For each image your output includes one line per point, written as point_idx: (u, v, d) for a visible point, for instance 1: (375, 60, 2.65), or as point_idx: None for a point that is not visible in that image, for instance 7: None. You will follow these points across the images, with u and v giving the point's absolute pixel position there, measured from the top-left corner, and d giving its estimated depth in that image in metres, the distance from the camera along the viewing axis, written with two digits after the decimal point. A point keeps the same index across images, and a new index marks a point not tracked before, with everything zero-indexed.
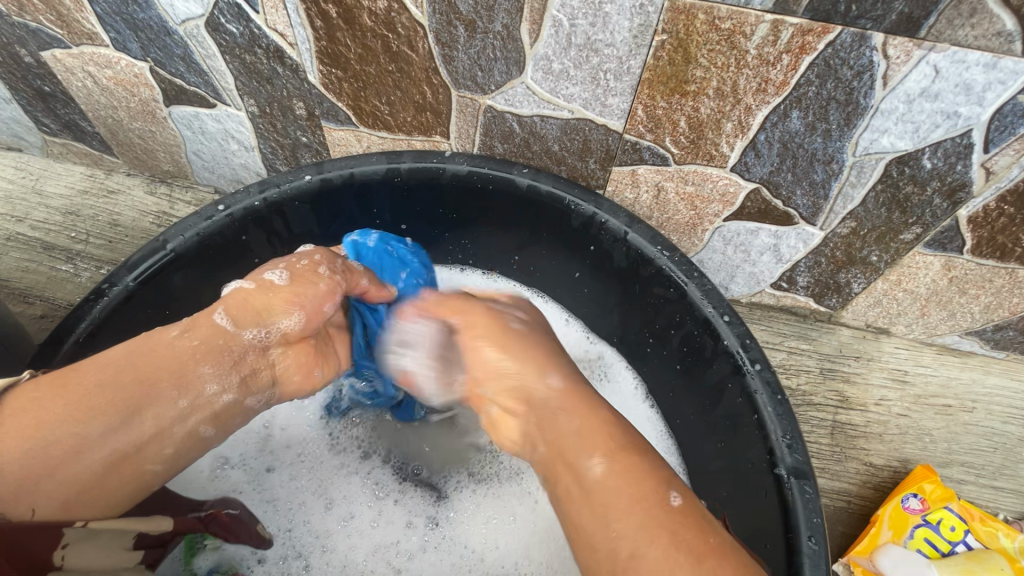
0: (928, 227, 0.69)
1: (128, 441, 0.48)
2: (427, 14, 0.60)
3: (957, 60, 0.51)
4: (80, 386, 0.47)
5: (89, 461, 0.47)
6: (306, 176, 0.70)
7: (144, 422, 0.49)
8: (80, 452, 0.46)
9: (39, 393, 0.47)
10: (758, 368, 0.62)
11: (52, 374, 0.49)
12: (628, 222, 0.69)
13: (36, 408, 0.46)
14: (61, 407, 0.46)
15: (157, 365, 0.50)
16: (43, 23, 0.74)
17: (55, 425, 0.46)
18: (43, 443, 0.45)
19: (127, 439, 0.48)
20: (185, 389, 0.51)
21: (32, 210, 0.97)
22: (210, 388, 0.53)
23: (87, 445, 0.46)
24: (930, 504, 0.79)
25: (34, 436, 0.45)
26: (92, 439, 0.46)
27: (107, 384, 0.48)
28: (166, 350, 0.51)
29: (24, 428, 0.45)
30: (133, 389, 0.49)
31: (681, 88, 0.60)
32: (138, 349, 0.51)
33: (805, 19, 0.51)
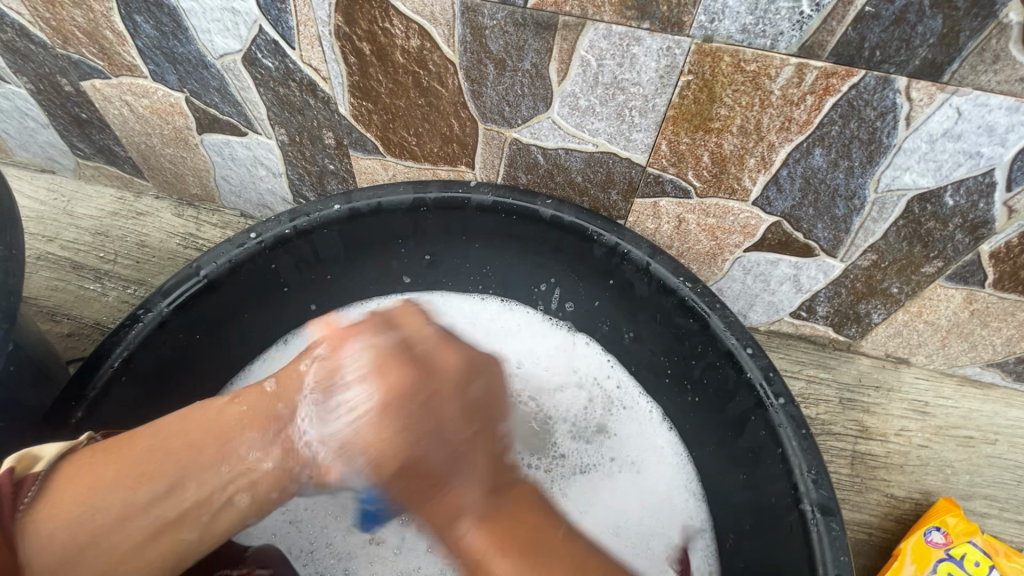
0: (949, 261, 0.69)
1: (170, 508, 0.52)
2: (458, 52, 0.62)
3: (980, 103, 0.52)
4: (133, 453, 0.53)
5: (130, 527, 0.51)
6: (336, 206, 0.72)
7: (185, 490, 0.53)
8: (125, 520, 0.50)
9: (94, 458, 0.52)
10: (782, 402, 0.62)
11: (108, 441, 0.54)
12: (651, 252, 0.70)
13: (90, 474, 0.51)
14: (112, 471, 0.51)
15: (202, 428, 0.55)
16: (86, 55, 0.76)
17: (104, 489, 0.51)
18: (92, 509, 0.50)
19: (168, 506, 0.52)
20: (226, 453, 0.55)
21: (62, 230, 0.99)
22: (249, 454, 0.55)
23: (131, 514, 0.51)
24: (953, 538, 0.77)
25: (85, 499, 0.50)
26: (135, 507, 0.51)
27: (155, 453, 0.53)
28: (218, 415, 0.56)
29: (74, 494, 0.50)
30: (179, 455, 0.53)
31: (705, 125, 0.62)
32: (194, 413, 0.56)
33: (830, 63, 0.53)
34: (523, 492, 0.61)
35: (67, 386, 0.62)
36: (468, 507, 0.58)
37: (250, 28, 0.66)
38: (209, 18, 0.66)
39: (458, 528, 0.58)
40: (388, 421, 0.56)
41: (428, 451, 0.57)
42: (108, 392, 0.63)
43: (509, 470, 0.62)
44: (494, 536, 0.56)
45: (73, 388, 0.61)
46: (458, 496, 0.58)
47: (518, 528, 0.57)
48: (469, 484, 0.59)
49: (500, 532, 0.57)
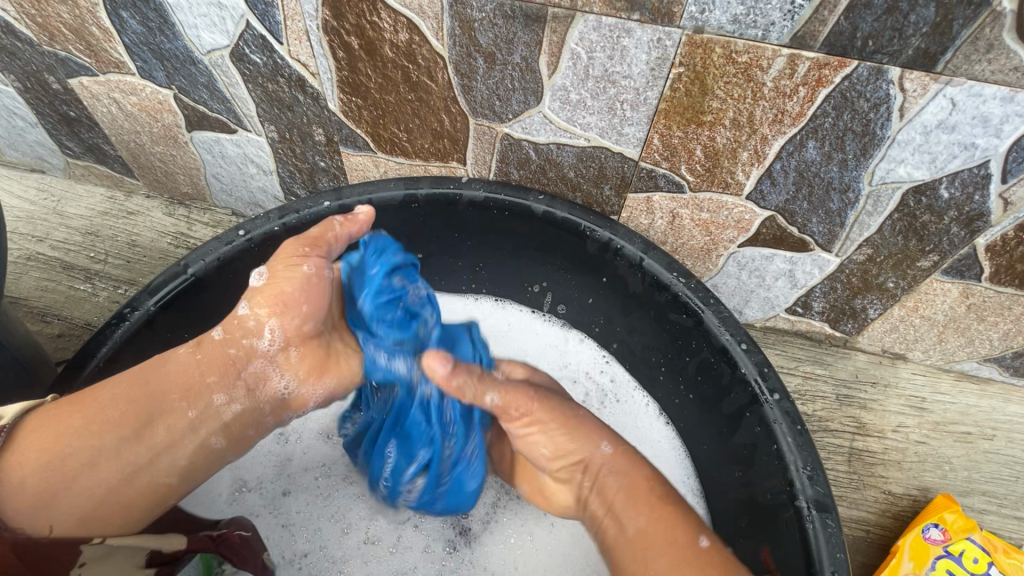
0: (945, 255, 0.69)
1: (140, 452, 0.55)
2: (447, 46, 0.61)
3: (975, 94, 0.51)
4: (96, 402, 0.54)
5: (104, 469, 0.53)
6: (325, 203, 0.71)
7: (154, 434, 0.56)
8: (94, 464, 0.53)
9: (56, 411, 0.54)
10: (777, 398, 0.62)
11: (70, 397, 0.55)
12: (644, 248, 0.70)
13: (54, 423, 0.53)
14: (78, 420, 0.53)
15: (164, 381, 0.57)
16: (73, 52, 0.76)
17: (71, 437, 0.53)
18: (62, 453, 0.52)
19: (136, 450, 0.55)
20: (192, 400, 0.58)
21: (53, 230, 0.99)
22: (215, 400, 0.59)
23: (100, 458, 0.53)
24: (951, 534, 0.77)
25: (54, 447, 0.52)
26: (104, 452, 0.53)
27: (117, 402, 0.55)
28: (173, 368, 0.58)
29: (41, 443, 0.52)
30: (146, 404, 0.56)
31: (698, 118, 0.61)
32: (149, 368, 0.58)
33: (822, 53, 0.52)
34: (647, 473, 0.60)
35: (52, 384, 0.60)
36: (610, 469, 0.59)
37: (238, 23, 0.65)
38: (196, 13, 0.65)
39: (609, 490, 0.58)
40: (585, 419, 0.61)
41: (591, 425, 0.61)
42: None
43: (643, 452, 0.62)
44: (642, 506, 0.56)
45: (58, 387, 0.60)
46: (609, 463, 0.60)
47: (672, 508, 0.56)
48: (602, 445, 0.60)
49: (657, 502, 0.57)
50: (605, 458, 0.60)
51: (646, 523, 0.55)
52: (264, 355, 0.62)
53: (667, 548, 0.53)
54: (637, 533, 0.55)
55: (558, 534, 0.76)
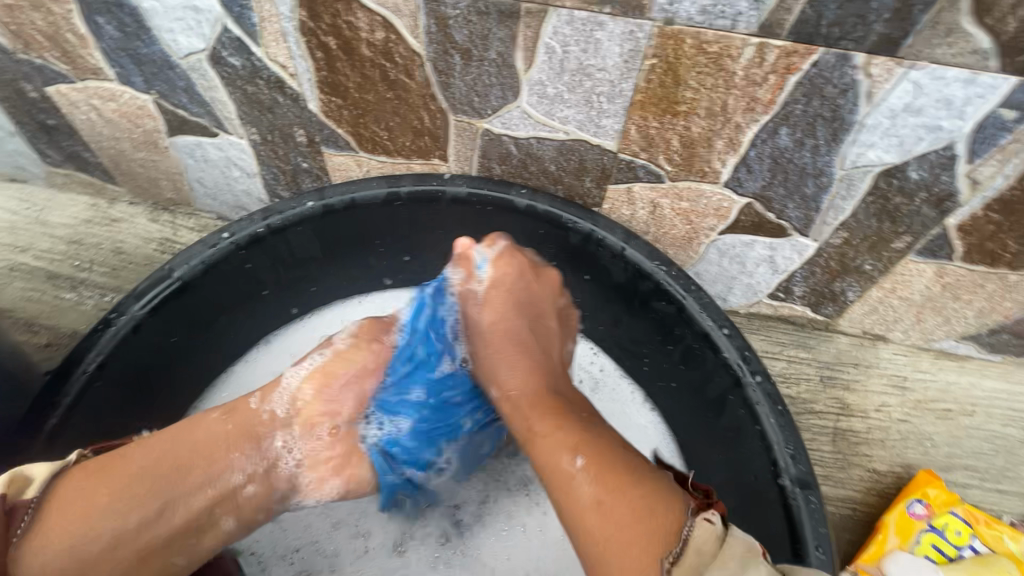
0: (918, 236, 0.70)
1: (161, 532, 0.53)
2: (424, 43, 0.62)
3: (938, 77, 0.53)
4: (124, 474, 0.53)
5: (123, 554, 0.52)
6: (309, 203, 0.71)
7: (177, 513, 0.54)
8: (115, 547, 0.51)
9: (83, 483, 0.52)
10: (759, 379, 0.63)
11: (95, 463, 0.54)
12: (626, 238, 0.71)
13: (82, 503, 0.51)
14: (103, 497, 0.52)
15: (193, 453, 0.56)
16: (49, 59, 0.75)
17: (99, 518, 0.51)
18: (81, 540, 0.50)
19: (160, 529, 0.53)
20: (216, 477, 0.56)
21: (36, 240, 0.98)
22: (236, 478, 0.58)
23: (121, 542, 0.52)
24: (935, 509, 0.79)
25: (78, 528, 0.50)
26: (125, 536, 0.52)
27: (145, 478, 0.53)
28: (203, 437, 0.58)
29: (65, 526, 0.50)
30: (170, 482, 0.54)
31: (673, 108, 0.62)
32: (179, 436, 0.57)
33: (790, 41, 0.53)
34: (532, 390, 0.61)
35: (42, 391, 0.61)
36: (521, 397, 0.61)
37: (214, 25, 0.65)
38: (172, 17, 0.65)
39: (512, 411, 0.61)
40: (512, 353, 0.64)
41: (501, 336, 0.66)
42: (82, 399, 0.62)
43: (558, 395, 0.61)
44: (546, 412, 0.58)
45: (47, 394, 0.60)
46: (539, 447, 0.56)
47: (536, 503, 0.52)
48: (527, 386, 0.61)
49: (548, 403, 0.59)
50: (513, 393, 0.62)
51: (596, 491, 0.50)
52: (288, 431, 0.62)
53: (555, 466, 0.53)
54: (540, 434, 0.56)
55: (548, 523, 0.78)
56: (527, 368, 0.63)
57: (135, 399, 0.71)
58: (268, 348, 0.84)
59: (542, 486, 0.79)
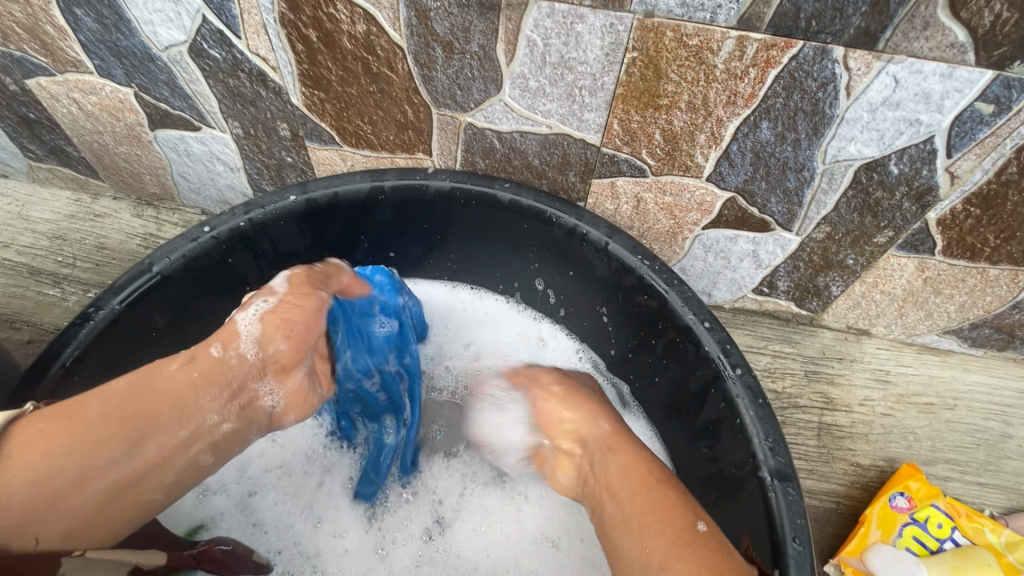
0: (899, 230, 0.71)
1: (129, 471, 0.51)
2: (405, 36, 0.62)
3: (915, 71, 0.53)
4: (84, 417, 0.50)
5: (90, 491, 0.49)
6: (291, 196, 0.71)
7: (147, 451, 0.52)
8: (82, 484, 0.49)
9: (44, 423, 0.50)
10: (740, 372, 0.64)
11: (56, 404, 0.51)
12: (609, 232, 0.71)
13: (41, 440, 0.49)
14: (62, 437, 0.49)
15: (157, 397, 0.53)
16: (28, 52, 0.75)
17: (60, 457, 0.48)
18: (46, 475, 0.48)
19: (126, 469, 0.51)
20: (187, 418, 0.54)
21: (18, 235, 0.97)
22: (210, 418, 0.56)
23: (88, 477, 0.49)
24: (917, 502, 0.80)
25: (40, 466, 0.48)
26: (92, 471, 0.49)
27: (109, 419, 0.51)
28: (167, 383, 0.54)
29: (24, 460, 0.48)
30: (137, 420, 0.52)
31: (654, 102, 0.62)
32: (139, 382, 0.54)
33: (769, 35, 0.53)
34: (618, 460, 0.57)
35: (19, 386, 0.60)
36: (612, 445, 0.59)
37: (194, 17, 0.65)
38: (151, 9, 0.65)
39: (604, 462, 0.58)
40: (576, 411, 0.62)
41: (584, 406, 0.62)
42: (60, 391, 0.62)
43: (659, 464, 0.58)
44: (639, 481, 0.55)
45: (24, 388, 0.60)
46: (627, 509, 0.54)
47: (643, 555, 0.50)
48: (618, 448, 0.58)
49: (650, 476, 0.55)
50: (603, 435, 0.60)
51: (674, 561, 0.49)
52: (259, 368, 0.59)
53: (664, 530, 0.51)
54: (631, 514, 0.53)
55: (529, 510, 0.78)
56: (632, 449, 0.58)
57: None
58: None
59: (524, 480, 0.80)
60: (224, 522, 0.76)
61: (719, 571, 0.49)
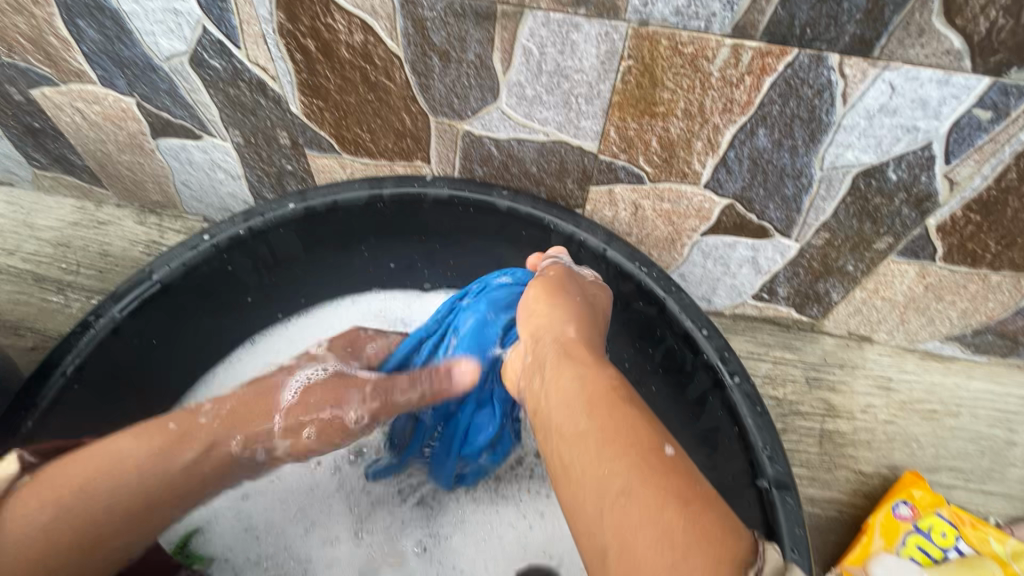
0: (899, 237, 0.70)
1: (137, 537, 0.56)
2: (402, 45, 0.62)
3: (912, 77, 0.53)
4: (112, 491, 0.53)
5: (98, 558, 0.54)
6: (291, 205, 0.71)
7: (155, 520, 0.57)
8: (92, 554, 0.53)
9: (67, 491, 0.52)
10: (738, 380, 0.63)
11: (74, 467, 0.53)
12: (607, 239, 0.71)
13: (66, 513, 0.51)
14: (88, 512, 0.52)
15: (182, 473, 0.58)
16: (32, 63, 0.76)
17: (80, 528, 0.52)
18: (64, 549, 0.51)
19: (133, 536, 0.56)
20: (194, 489, 0.59)
21: (23, 243, 0.98)
22: (212, 488, 0.62)
23: (100, 546, 0.53)
24: (920, 510, 0.79)
25: (60, 541, 0.51)
26: (105, 541, 0.53)
27: (130, 495, 0.54)
28: (191, 454, 0.59)
29: (45, 534, 0.50)
30: (156, 495, 0.56)
31: (650, 109, 0.62)
32: (167, 448, 0.57)
33: (764, 42, 0.53)
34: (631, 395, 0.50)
35: (18, 394, 0.61)
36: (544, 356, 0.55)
37: (194, 28, 0.65)
38: (152, 20, 0.66)
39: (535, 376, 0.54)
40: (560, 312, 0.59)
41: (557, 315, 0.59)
42: (59, 400, 0.62)
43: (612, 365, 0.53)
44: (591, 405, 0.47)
45: (23, 397, 0.60)
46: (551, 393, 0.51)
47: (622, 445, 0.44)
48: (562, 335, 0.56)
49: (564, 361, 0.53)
50: (554, 346, 0.55)
51: (633, 483, 0.41)
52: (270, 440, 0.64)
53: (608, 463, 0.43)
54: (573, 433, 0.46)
55: (527, 535, 0.78)
56: (578, 339, 0.56)
57: (113, 401, 0.70)
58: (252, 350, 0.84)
59: (531, 499, 0.79)
60: (217, 526, 0.77)
61: (682, 498, 0.40)
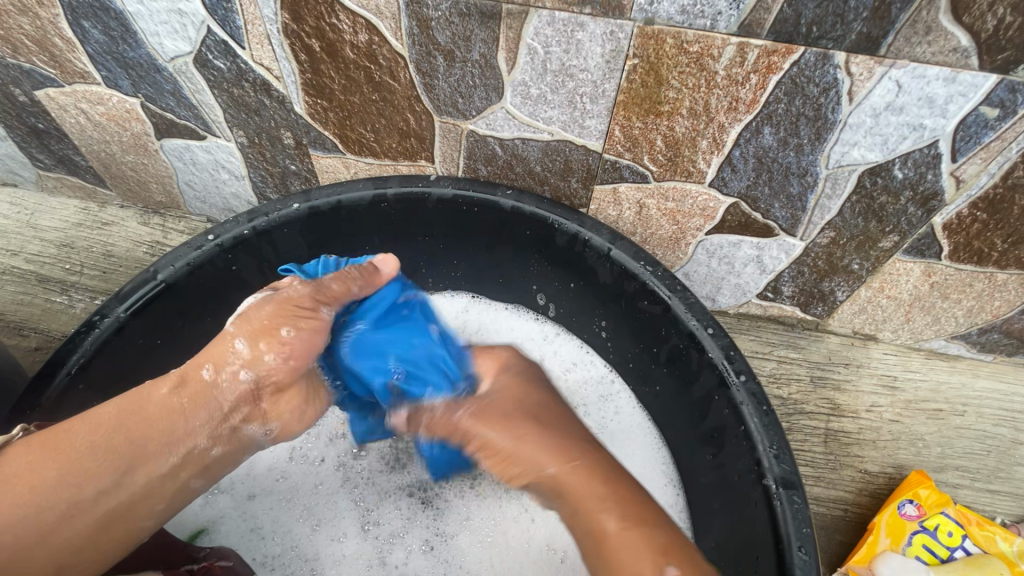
0: (905, 235, 0.70)
1: (121, 500, 0.53)
2: (406, 45, 0.62)
3: (918, 75, 0.53)
4: (75, 448, 0.52)
5: (82, 522, 0.51)
6: (295, 205, 0.71)
7: (136, 478, 0.54)
8: (70, 517, 0.51)
9: (30, 456, 0.52)
10: (743, 379, 0.63)
11: (41, 434, 0.54)
12: (611, 239, 0.71)
13: (30, 474, 0.51)
14: (54, 471, 0.51)
15: (149, 424, 0.55)
16: (37, 64, 0.76)
17: (48, 488, 0.50)
18: (37, 510, 0.50)
19: (118, 497, 0.53)
20: (174, 444, 0.56)
21: (27, 244, 0.98)
22: (198, 442, 0.58)
23: (78, 509, 0.51)
24: (926, 510, 0.79)
25: (25, 501, 0.50)
26: (83, 503, 0.51)
27: (96, 451, 0.53)
28: (156, 408, 0.56)
29: (15, 497, 0.50)
30: (124, 450, 0.54)
31: (656, 108, 0.62)
32: (131, 404, 0.56)
33: (769, 40, 0.53)
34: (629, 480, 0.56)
35: (23, 394, 0.61)
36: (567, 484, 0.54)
37: (199, 29, 0.65)
38: (157, 21, 0.66)
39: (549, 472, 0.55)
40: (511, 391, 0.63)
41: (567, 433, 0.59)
42: (64, 399, 0.62)
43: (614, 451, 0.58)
44: (630, 515, 0.51)
45: (28, 397, 0.60)
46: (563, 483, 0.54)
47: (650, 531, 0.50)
48: (564, 430, 0.59)
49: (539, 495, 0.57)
50: (554, 476, 0.55)
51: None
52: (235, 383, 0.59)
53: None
54: (615, 535, 0.50)
55: (532, 531, 0.77)
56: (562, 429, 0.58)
57: None
58: None
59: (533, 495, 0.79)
60: (223, 525, 0.77)
61: None
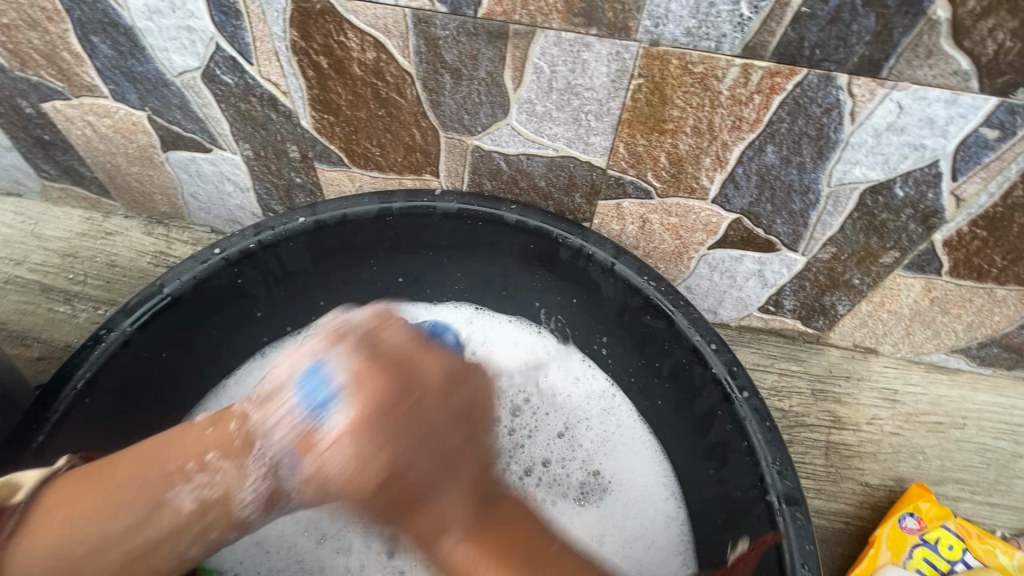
0: (905, 251, 0.71)
1: (151, 535, 0.49)
2: (414, 63, 0.63)
3: (919, 97, 0.53)
4: (111, 481, 0.50)
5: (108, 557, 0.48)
6: (300, 219, 0.72)
7: (163, 515, 0.50)
8: (98, 550, 0.48)
9: (70, 491, 0.50)
10: (746, 395, 0.64)
11: (88, 468, 0.53)
12: (615, 253, 0.72)
13: (69, 505, 0.49)
14: (90, 502, 0.49)
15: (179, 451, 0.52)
16: (45, 77, 0.76)
17: (87, 523, 0.48)
18: (75, 544, 0.47)
19: (146, 535, 0.49)
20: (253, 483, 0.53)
21: (30, 253, 0.98)
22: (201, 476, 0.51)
23: (104, 546, 0.48)
24: (926, 523, 0.79)
25: (59, 534, 0.48)
26: (114, 536, 0.48)
27: (131, 483, 0.50)
28: (191, 440, 0.53)
29: (55, 524, 0.48)
30: (157, 476, 0.51)
31: (659, 126, 0.63)
32: (165, 442, 0.54)
33: (773, 62, 0.54)
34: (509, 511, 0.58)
35: (29, 409, 0.61)
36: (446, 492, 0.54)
37: (207, 45, 0.66)
38: (166, 37, 0.66)
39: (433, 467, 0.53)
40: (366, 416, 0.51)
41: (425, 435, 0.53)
42: (70, 414, 0.63)
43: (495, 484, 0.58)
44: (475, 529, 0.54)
45: (35, 412, 0.61)
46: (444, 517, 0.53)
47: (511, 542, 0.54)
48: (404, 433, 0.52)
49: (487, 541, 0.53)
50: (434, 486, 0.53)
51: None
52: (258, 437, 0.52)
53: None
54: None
55: None
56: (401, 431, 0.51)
57: (124, 415, 0.71)
58: (262, 363, 0.84)
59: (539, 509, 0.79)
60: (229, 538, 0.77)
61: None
